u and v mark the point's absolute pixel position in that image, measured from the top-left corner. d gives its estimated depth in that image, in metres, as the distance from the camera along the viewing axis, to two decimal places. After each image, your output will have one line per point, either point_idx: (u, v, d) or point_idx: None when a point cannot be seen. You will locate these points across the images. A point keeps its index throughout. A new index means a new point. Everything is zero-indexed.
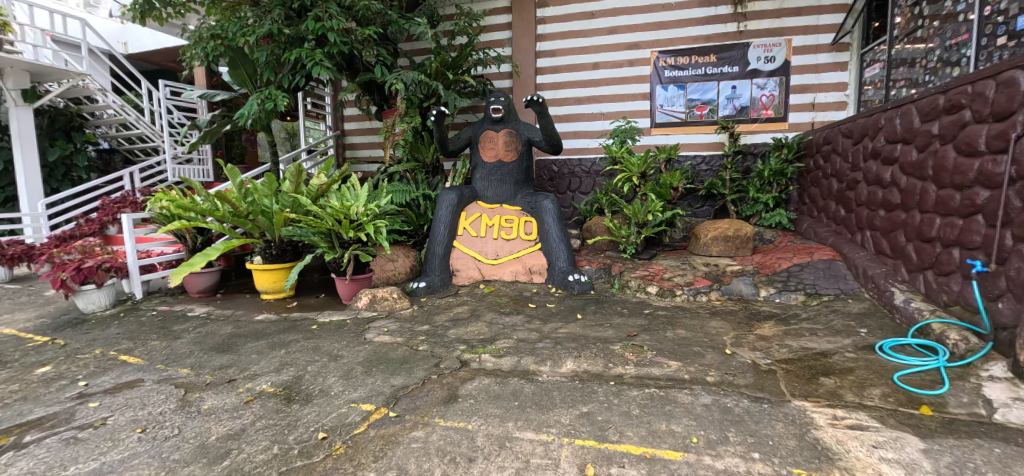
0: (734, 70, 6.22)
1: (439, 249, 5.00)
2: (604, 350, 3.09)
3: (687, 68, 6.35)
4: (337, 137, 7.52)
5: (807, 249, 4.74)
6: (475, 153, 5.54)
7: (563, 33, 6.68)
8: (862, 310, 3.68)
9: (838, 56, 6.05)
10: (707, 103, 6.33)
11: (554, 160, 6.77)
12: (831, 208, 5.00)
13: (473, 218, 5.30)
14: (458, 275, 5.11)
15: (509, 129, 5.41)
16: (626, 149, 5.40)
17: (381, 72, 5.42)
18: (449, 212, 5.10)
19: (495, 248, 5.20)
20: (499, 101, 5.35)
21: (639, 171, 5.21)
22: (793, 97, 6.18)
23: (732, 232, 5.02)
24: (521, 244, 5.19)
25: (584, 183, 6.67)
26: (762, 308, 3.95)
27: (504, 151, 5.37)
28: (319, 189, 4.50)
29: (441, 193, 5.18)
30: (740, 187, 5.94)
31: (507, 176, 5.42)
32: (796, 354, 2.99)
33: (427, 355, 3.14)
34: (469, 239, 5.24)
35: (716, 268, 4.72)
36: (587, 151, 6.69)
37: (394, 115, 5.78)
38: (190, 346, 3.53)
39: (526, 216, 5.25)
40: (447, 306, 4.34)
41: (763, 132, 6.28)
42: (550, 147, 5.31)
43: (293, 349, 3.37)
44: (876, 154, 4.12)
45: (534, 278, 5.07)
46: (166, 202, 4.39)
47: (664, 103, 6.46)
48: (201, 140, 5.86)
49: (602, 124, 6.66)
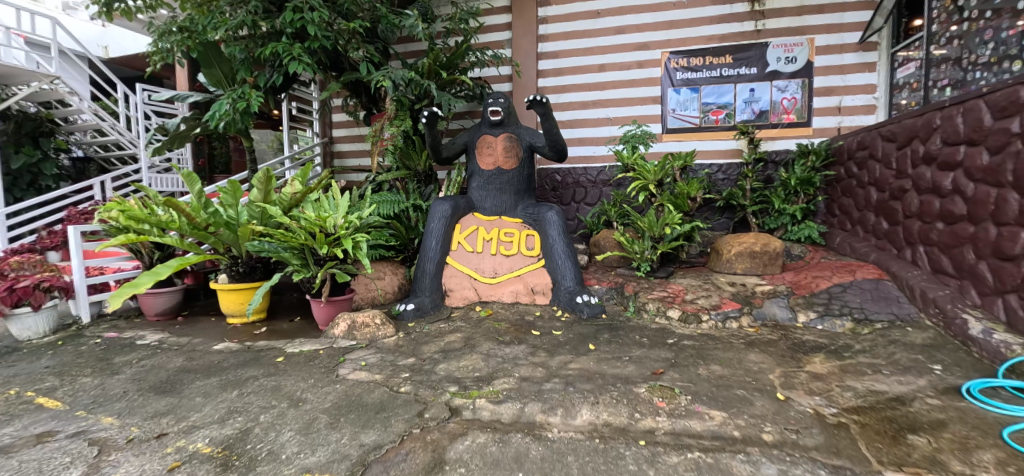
0: (752, 71, 5.74)
1: (431, 267, 4.44)
2: (627, 393, 2.52)
3: (702, 70, 5.86)
4: (325, 144, 7.07)
5: (847, 267, 4.17)
6: (471, 159, 4.99)
7: (567, 33, 6.20)
8: (927, 342, 3.11)
9: (864, 56, 5.58)
10: (723, 107, 5.82)
11: (558, 169, 6.22)
12: (870, 220, 4.47)
13: (469, 231, 4.74)
14: (451, 295, 4.53)
15: (509, 133, 4.90)
16: (640, 155, 4.83)
17: (366, 68, 4.85)
18: (443, 224, 4.54)
19: (493, 265, 4.64)
20: (498, 103, 4.86)
21: (656, 180, 4.60)
22: (817, 100, 5.67)
23: (760, 247, 4.48)
24: (522, 260, 4.63)
25: (590, 193, 6.13)
26: (805, 338, 3.38)
27: (503, 158, 4.85)
28: (293, 199, 3.89)
29: (433, 203, 4.64)
30: (762, 197, 5.40)
31: (507, 184, 4.88)
32: (866, 401, 2.44)
33: (409, 400, 2.55)
34: (464, 255, 4.67)
35: (744, 289, 4.16)
36: (594, 159, 6.15)
37: (383, 118, 5.25)
38: (126, 385, 2.93)
39: (528, 229, 4.73)
40: (439, 334, 3.75)
41: (785, 138, 5.73)
42: (554, 154, 4.83)
43: (248, 390, 2.78)
44: (930, 158, 3.60)
45: (537, 300, 4.47)
46: (115, 210, 3.78)
47: (676, 107, 5.95)
48: (169, 144, 5.25)
49: (610, 130, 6.12)
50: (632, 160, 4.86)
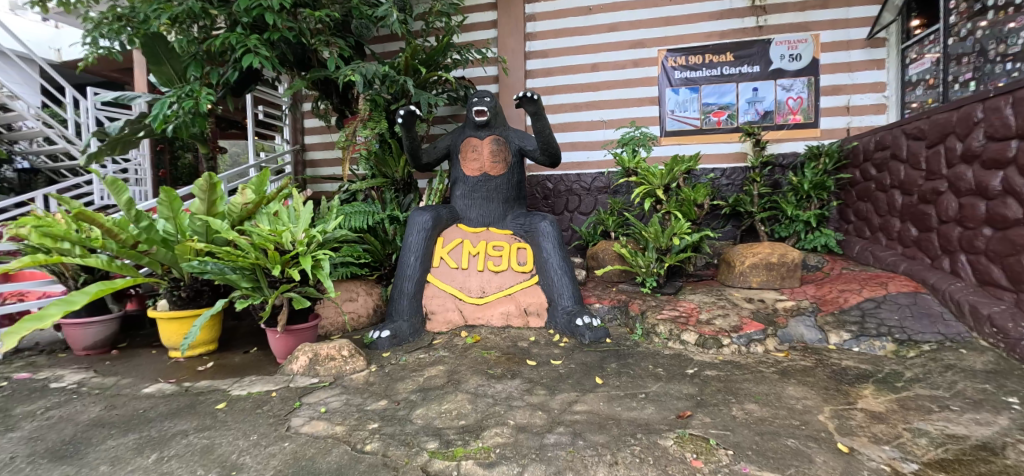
0: (754, 69, 5.36)
1: (409, 286, 3.89)
2: (652, 448, 2.01)
3: (701, 69, 5.46)
4: (296, 151, 6.52)
5: (876, 279, 3.74)
6: (454, 164, 4.48)
7: (556, 31, 5.76)
8: (990, 369, 2.67)
9: (873, 53, 5.21)
10: (725, 108, 5.42)
11: (549, 175, 5.73)
12: (894, 226, 4.06)
13: (453, 244, 4.20)
14: (433, 319, 3.94)
15: (496, 135, 4.42)
16: (641, 158, 4.32)
17: (334, 62, 4.32)
18: (422, 238, 4.00)
19: (480, 283, 4.09)
20: (484, 102, 4.37)
21: (662, 186, 4.07)
22: (824, 99, 5.28)
23: (777, 258, 4.03)
24: (513, 277, 4.10)
25: (585, 202, 5.65)
26: (844, 364, 2.91)
27: (490, 162, 4.35)
28: (245, 210, 3.32)
29: (413, 214, 4.11)
30: (771, 203, 5.00)
31: (495, 192, 4.38)
32: (949, 452, 1.97)
33: (377, 465, 2.00)
34: (447, 272, 4.13)
35: (764, 306, 3.70)
36: (588, 165, 5.68)
37: (355, 120, 4.71)
38: (18, 448, 2.33)
39: (519, 242, 4.22)
40: (417, 367, 3.20)
41: (792, 139, 5.32)
42: (547, 158, 4.37)
43: (170, 452, 2.20)
44: (971, 156, 3.20)
45: (530, 322, 3.93)
46: (26, 225, 3.15)
47: (674, 108, 5.53)
48: (109, 150, 4.63)
49: (604, 133, 5.66)
50: (631, 164, 4.34)
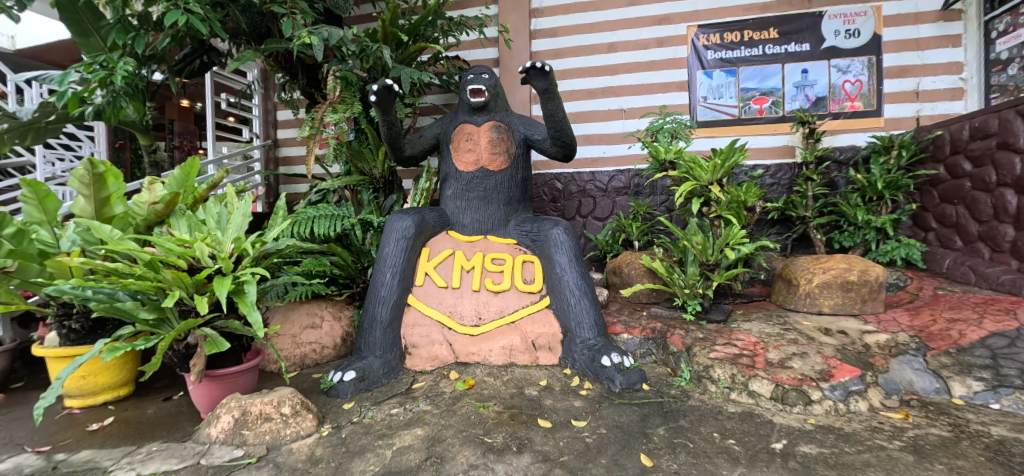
0: (803, 48, 4.47)
1: (383, 312, 3.00)
2: None
3: (739, 48, 4.57)
4: (267, 146, 5.70)
5: (995, 305, 2.86)
6: (444, 157, 3.61)
7: (565, 5, 4.89)
8: None
9: (946, 27, 4.31)
10: (769, 94, 4.52)
11: (558, 174, 4.83)
12: (1006, 235, 3.19)
13: (440, 257, 3.30)
14: (414, 355, 3.04)
15: (496, 121, 3.55)
16: (679, 148, 3.32)
17: (288, 28, 3.35)
18: (401, 249, 3.13)
19: (474, 307, 3.17)
20: (481, 79, 3.52)
21: (715, 184, 3.06)
22: (889, 83, 4.38)
23: (856, 277, 3.14)
24: (517, 299, 3.19)
25: (600, 205, 4.75)
26: (998, 436, 2.03)
27: (488, 154, 3.48)
28: (154, 213, 2.45)
29: (390, 219, 3.24)
30: (828, 207, 4.14)
31: (494, 191, 3.49)
32: None
33: None
34: (433, 292, 3.22)
35: (849, 340, 2.81)
36: (604, 161, 4.78)
37: (324, 103, 3.83)
38: None
39: (524, 254, 3.35)
40: (386, 430, 2.31)
41: (849, 131, 4.41)
42: (559, 151, 3.52)
43: None
44: None
45: (540, 359, 3.02)
46: None
47: (707, 94, 4.60)
48: (16, 140, 3.76)
49: (623, 125, 4.75)
50: (667, 155, 3.34)
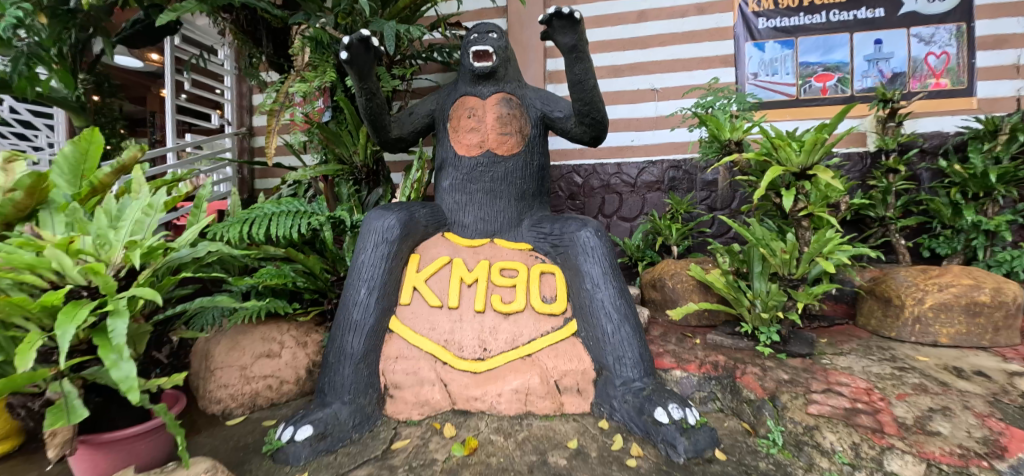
0: (877, 13, 3.68)
1: (354, 340, 2.24)
2: None
3: (797, 14, 3.78)
4: (239, 135, 4.95)
5: None
6: (440, 138, 2.84)
7: None
8: None
9: None
10: (834, 69, 3.74)
11: (577, 166, 4.05)
12: None
13: (433, 267, 2.52)
14: (396, 400, 2.26)
15: (505, 94, 2.79)
16: (751, 125, 2.48)
17: None
18: (382, 256, 2.37)
19: (476, 333, 2.37)
20: (488, 39, 2.75)
21: (824, 169, 2.10)
22: (982, 55, 3.59)
23: (990, 299, 2.43)
24: (534, 323, 2.40)
25: (627, 203, 3.97)
26: None
27: (496, 134, 2.71)
28: (11, 203, 1.71)
29: (368, 217, 2.48)
30: (914, 206, 3.37)
31: (503, 182, 2.72)
32: None
33: None
34: (421, 313, 2.43)
35: (997, 387, 2.06)
36: (634, 151, 4.00)
37: (291, 74, 3.08)
38: None
39: (542, 264, 2.57)
40: None
41: (933, 114, 3.62)
42: (586, 132, 2.75)
43: None
44: None
45: (565, 406, 2.24)
46: None
47: (758, 70, 3.82)
48: None
49: (657, 107, 3.96)
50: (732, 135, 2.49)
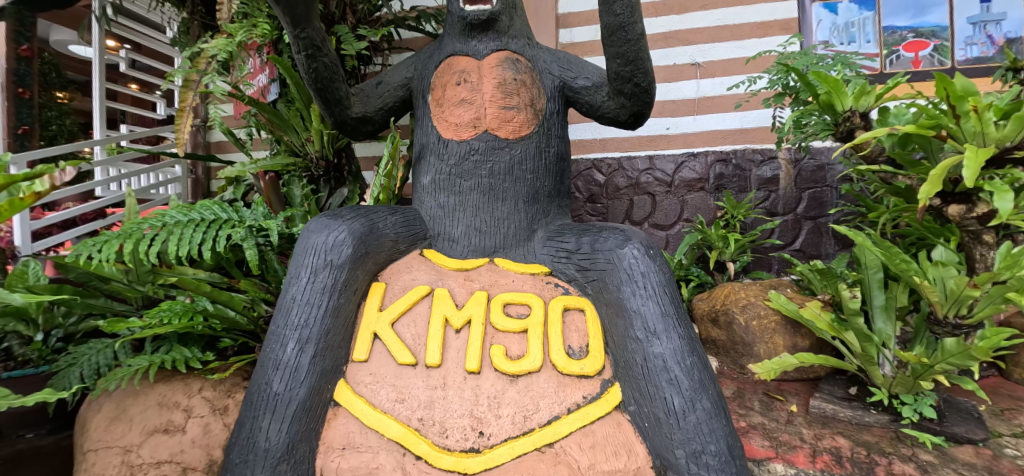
0: None
1: (271, 427, 1.42)
2: None
3: None
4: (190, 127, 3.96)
5: None
6: (418, 117, 2.02)
7: None
8: None
9: None
10: (929, 34, 2.92)
11: (599, 161, 3.23)
12: None
13: (404, 303, 1.69)
14: None
15: (509, 52, 1.97)
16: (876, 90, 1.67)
17: None
18: (322, 290, 1.56)
19: (466, 407, 1.51)
20: None
21: None
22: None
23: None
24: (556, 390, 1.54)
25: (661, 207, 3.14)
26: None
27: (497, 109, 1.89)
28: None
29: (306, 230, 1.66)
30: None
31: (507, 177, 1.90)
32: None
33: None
34: (381, 375, 1.58)
35: None
36: (671, 142, 3.19)
37: (222, 35, 2.29)
38: None
39: (564, 297, 1.73)
40: None
41: None
42: (626, 106, 1.92)
43: None
44: None
45: None
46: None
47: (830, 38, 3.05)
48: None
49: (700, 86, 3.15)
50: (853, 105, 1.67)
